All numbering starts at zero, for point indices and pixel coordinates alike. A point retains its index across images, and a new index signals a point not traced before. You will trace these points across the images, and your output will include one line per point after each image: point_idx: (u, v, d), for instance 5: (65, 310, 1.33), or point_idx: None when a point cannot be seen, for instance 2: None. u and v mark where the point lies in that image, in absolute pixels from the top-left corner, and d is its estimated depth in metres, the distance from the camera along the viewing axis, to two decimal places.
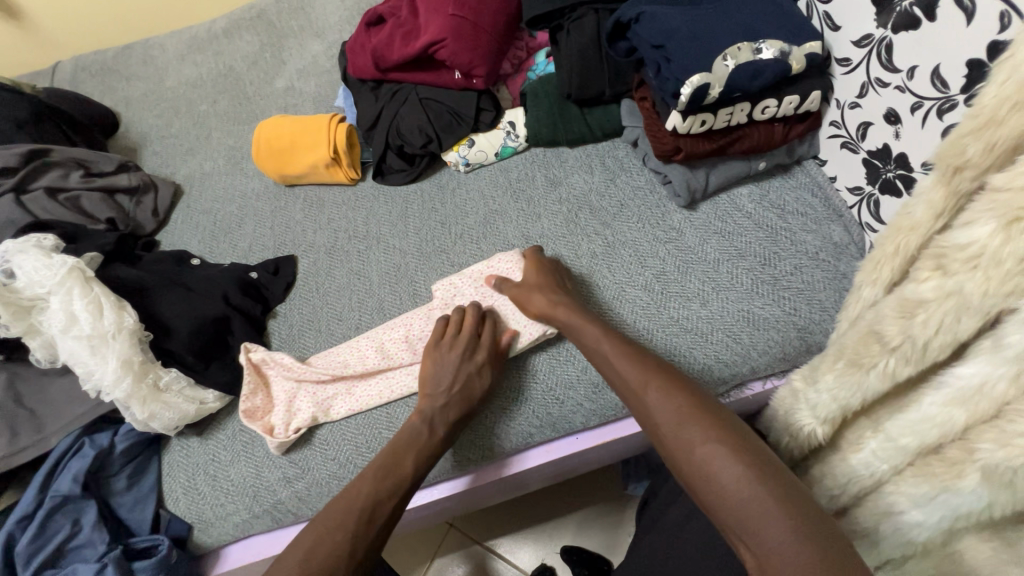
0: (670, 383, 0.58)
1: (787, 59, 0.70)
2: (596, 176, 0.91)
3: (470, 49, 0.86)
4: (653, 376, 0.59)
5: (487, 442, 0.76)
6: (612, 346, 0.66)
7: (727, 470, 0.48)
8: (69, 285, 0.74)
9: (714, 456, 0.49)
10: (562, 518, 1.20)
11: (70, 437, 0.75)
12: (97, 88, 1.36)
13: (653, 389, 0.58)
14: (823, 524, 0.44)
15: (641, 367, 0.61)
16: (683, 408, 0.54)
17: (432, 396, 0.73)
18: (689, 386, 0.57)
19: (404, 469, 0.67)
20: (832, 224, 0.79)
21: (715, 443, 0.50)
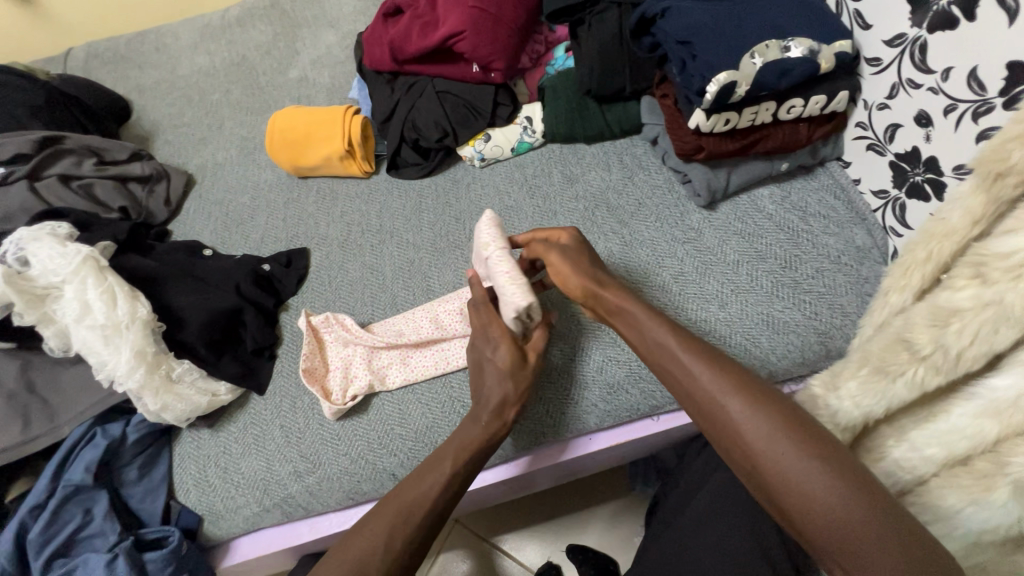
0: (729, 373, 0.53)
1: (816, 58, 0.68)
2: (613, 173, 0.89)
3: (489, 42, 0.85)
4: (716, 378, 0.52)
5: (548, 428, 0.75)
6: (663, 343, 0.58)
7: (820, 488, 0.43)
8: (83, 274, 0.74)
9: (802, 472, 0.45)
10: (568, 517, 1.20)
11: (82, 426, 0.74)
12: (109, 75, 1.35)
13: (712, 381, 0.52)
14: (931, 544, 0.40)
15: (699, 365, 0.54)
16: (755, 417, 0.49)
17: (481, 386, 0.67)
18: (761, 385, 0.51)
19: (456, 462, 0.61)
20: (854, 228, 0.78)
21: (798, 455, 0.46)
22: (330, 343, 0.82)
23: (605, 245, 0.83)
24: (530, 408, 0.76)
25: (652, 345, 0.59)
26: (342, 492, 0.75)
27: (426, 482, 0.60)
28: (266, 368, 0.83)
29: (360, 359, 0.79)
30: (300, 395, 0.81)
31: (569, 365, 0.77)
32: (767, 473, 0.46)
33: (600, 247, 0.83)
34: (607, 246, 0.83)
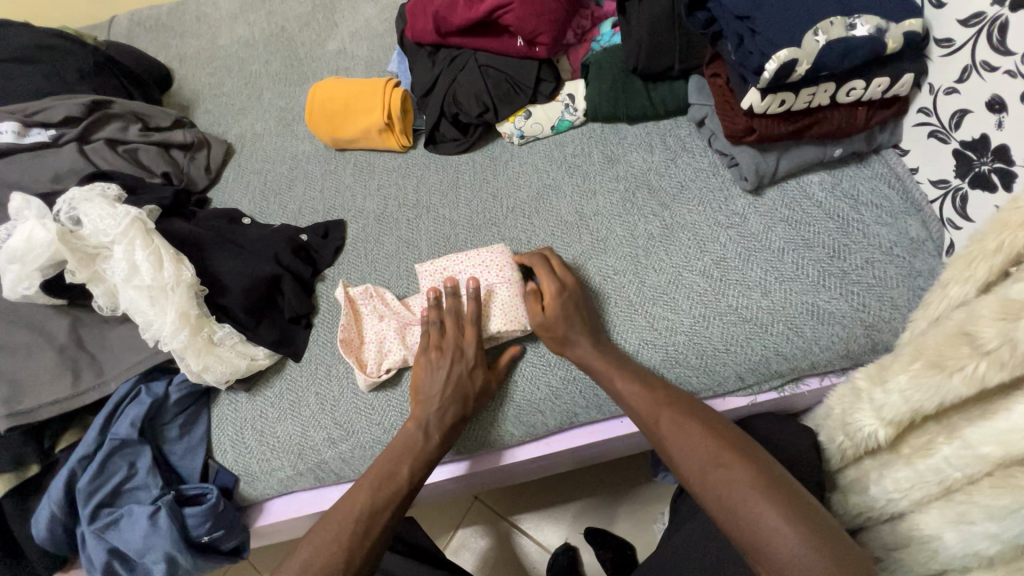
0: (676, 411, 0.64)
1: (883, 37, 0.65)
2: (656, 154, 0.87)
3: (537, 15, 0.83)
4: (665, 406, 0.64)
5: (469, 436, 0.77)
6: (624, 381, 0.68)
7: (743, 490, 0.54)
8: (131, 236, 0.75)
9: (731, 478, 0.55)
10: (586, 501, 1.20)
11: (128, 383, 0.77)
12: (152, 44, 1.37)
13: (665, 416, 0.64)
14: (831, 535, 0.50)
15: (652, 398, 0.66)
16: (696, 437, 0.60)
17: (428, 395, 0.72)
18: (703, 418, 0.62)
19: (401, 477, 0.68)
20: (909, 218, 0.75)
21: (731, 464, 0.56)
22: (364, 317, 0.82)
23: (646, 227, 0.82)
24: (564, 387, 0.76)
25: (614, 383, 0.68)
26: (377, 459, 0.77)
27: (369, 488, 0.67)
28: (301, 336, 0.84)
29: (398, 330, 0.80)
30: (334, 364, 0.82)
31: (504, 375, 0.77)
32: (703, 481, 0.57)
33: (641, 228, 0.82)
34: (648, 228, 0.81)
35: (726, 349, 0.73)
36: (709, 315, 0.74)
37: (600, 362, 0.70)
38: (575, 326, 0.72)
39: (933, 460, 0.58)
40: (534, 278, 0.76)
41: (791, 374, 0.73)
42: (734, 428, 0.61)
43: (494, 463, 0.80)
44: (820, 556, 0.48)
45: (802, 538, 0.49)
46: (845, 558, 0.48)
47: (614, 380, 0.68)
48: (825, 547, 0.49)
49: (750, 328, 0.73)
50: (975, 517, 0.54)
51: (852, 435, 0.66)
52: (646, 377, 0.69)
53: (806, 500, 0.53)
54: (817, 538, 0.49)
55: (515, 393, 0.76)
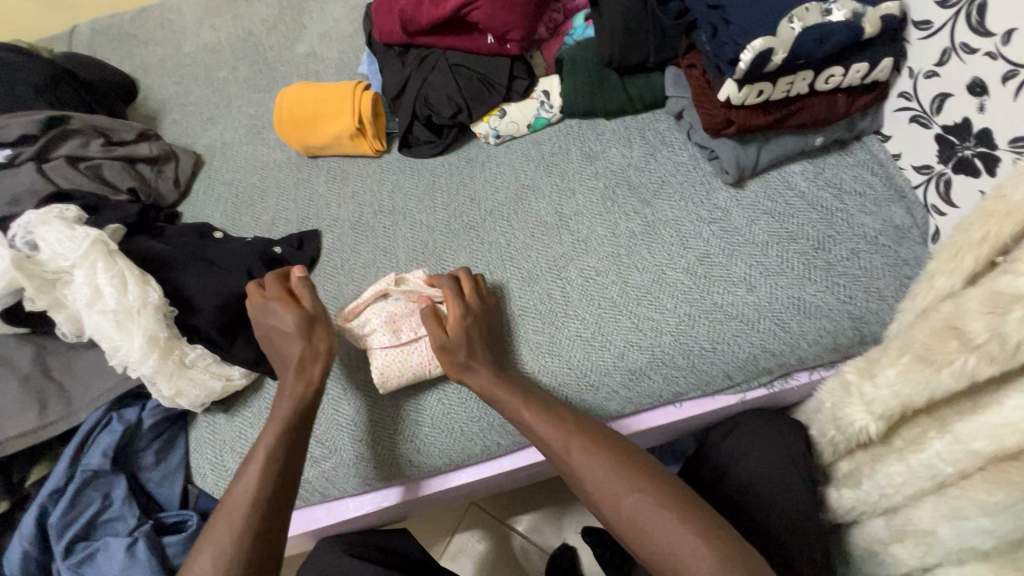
0: (588, 441, 0.63)
1: (861, 21, 0.63)
2: (634, 149, 0.85)
3: (505, 11, 0.81)
4: (574, 438, 0.63)
5: (404, 455, 0.75)
6: (534, 410, 0.66)
7: (657, 517, 0.56)
8: (93, 258, 0.72)
9: (643, 508, 0.57)
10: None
11: (99, 411, 0.74)
12: (115, 53, 1.33)
13: (574, 448, 0.63)
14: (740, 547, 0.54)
15: (561, 430, 0.64)
16: (609, 466, 0.61)
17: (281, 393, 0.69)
18: (610, 441, 0.63)
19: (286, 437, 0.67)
20: (893, 206, 0.73)
21: (643, 492, 0.58)
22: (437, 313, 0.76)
23: (627, 226, 0.80)
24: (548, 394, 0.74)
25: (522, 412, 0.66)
26: (360, 477, 0.75)
27: (261, 455, 0.66)
28: None
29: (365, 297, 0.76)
30: None
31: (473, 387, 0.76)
32: (619, 512, 0.59)
33: (621, 227, 0.80)
34: (629, 226, 0.79)
35: (712, 348, 0.71)
36: (692, 315, 0.72)
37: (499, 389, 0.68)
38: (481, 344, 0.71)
39: (925, 455, 0.57)
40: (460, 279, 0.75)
41: (779, 370, 0.72)
42: (642, 454, 0.63)
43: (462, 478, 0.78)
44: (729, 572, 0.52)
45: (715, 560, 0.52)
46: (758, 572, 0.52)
47: (523, 414, 0.66)
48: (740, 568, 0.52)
49: (736, 325, 0.71)
50: (970, 512, 0.53)
51: (843, 429, 0.65)
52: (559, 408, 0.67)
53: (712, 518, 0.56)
54: (735, 555, 0.53)
55: (459, 413, 0.75)
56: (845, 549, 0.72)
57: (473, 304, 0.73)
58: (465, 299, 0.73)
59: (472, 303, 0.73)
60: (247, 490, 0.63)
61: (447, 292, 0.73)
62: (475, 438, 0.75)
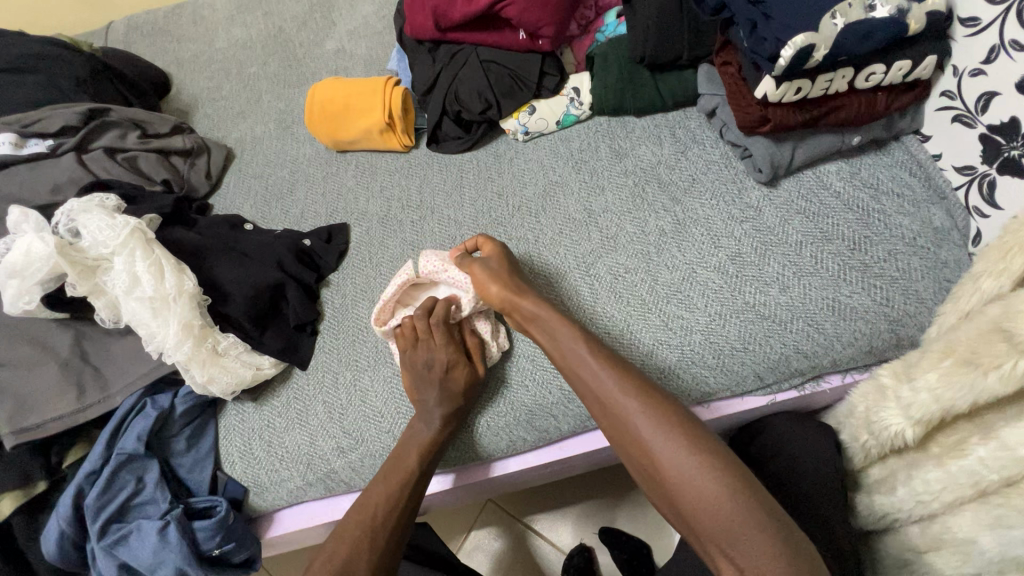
0: (647, 398, 0.59)
1: (905, 17, 0.62)
2: (665, 147, 0.85)
3: (539, 7, 0.80)
4: (620, 386, 0.60)
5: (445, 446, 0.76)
6: (586, 362, 0.63)
7: (703, 478, 0.53)
8: (131, 246, 0.73)
9: (698, 476, 0.54)
10: (599, 502, 1.18)
11: (134, 396, 0.76)
12: (150, 49, 1.36)
13: (632, 400, 0.59)
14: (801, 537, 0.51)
15: (610, 378, 0.61)
16: (660, 425, 0.57)
17: (421, 403, 0.71)
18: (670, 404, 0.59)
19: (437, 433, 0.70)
20: (932, 207, 0.72)
21: (700, 461, 0.55)
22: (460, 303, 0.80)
23: (657, 224, 0.79)
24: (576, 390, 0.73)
25: (566, 355, 0.65)
26: None
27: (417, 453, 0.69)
28: (307, 343, 0.83)
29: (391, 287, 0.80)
30: (342, 371, 0.81)
31: (503, 386, 0.76)
32: (666, 471, 0.55)
33: (651, 225, 0.79)
34: (659, 224, 0.79)
35: (743, 348, 0.70)
36: (723, 314, 0.72)
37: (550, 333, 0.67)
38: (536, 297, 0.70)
39: (967, 461, 0.55)
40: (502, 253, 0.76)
41: (812, 372, 0.71)
42: (695, 418, 0.59)
43: (487, 474, 0.78)
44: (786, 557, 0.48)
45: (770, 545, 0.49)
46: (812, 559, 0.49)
47: (575, 365, 0.63)
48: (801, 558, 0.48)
49: (768, 325, 0.70)
50: (1014, 521, 0.51)
51: (878, 433, 0.64)
52: (611, 355, 0.64)
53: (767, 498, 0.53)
54: (787, 537, 0.50)
55: (488, 417, 0.75)
56: (876, 556, 0.70)
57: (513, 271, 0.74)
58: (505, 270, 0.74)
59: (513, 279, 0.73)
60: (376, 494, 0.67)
61: (487, 269, 0.73)
62: (502, 439, 0.75)
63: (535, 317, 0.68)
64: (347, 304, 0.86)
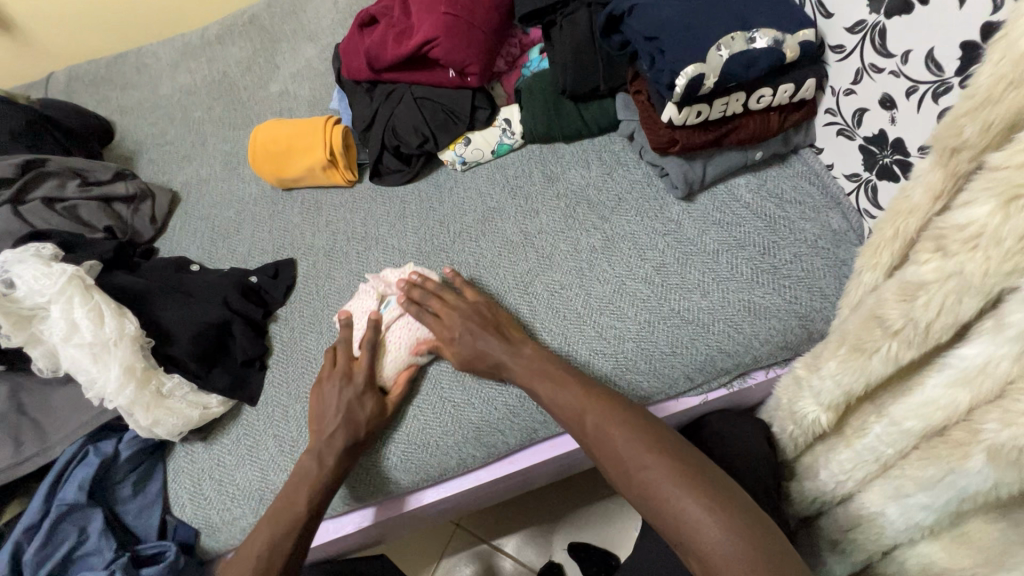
0: (602, 412, 0.65)
1: (781, 47, 0.69)
2: (593, 170, 0.91)
3: (464, 47, 0.85)
4: (578, 402, 0.66)
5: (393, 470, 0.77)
6: (546, 385, 0.69)
7: (657, 480, 0.57)
8: (70, 293, 0.73)
9: (654, 476, 0.58)
10: (536, 527, 1.20)
11: (75, 445, 0.75)
12: (92, 98, 1.38)
13: (590, 417, 0.65)
14: (761, 524, 0.52)
15: (576, 399, 0.67)
16: (619, 438, 0.62)
17: (318, 432, 0.73)
18: (628, 413, 0.64)
19: (326, 467, 0.70)
20: (830, 212, 0.79)
21: (655, 461, 0.59)
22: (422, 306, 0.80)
23: (587, 241, 0.84)
24: (521, 404, 0.76)
25: (537, 389, 0.70)
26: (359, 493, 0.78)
27: (307, 490, 0.69)
28: (256, 379, 0.84)
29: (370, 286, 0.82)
30: (291, 404, 0.81)
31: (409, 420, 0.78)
32: (631, 479, 0.59)
33: (583, 243, 0.84)
34: (589, 242, 0.84)
35: (672, 352, 0.75)
36: (652, 321, 0.77)
37: (521, 372, 0.71)
38: (491, 340, 0.74)
39: (868, 439, 0.60)
40: (431, 300, 0.79)
41: (736, 369, 0.76)
42: (654, 422, 0.63)
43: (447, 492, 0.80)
44: (738, 541, 0.51)
45: (724, 531, 0.52)
46: (764, 539, 0.51)
47: (537, 389, 0.69)
48: (753, 541, 0.51)
49: (693, 329, 0.76)
50: (911, 490, 0.56)
51: (798, 420, 0.70)
52: (569, 376, 0.70)
53: (723, 489, 0.56)
54: (742, 521, 0.53)
55: (391, 461, 0.77)
56: (813, 539, 0.75)
57: (451, 319, 0.76)
58: (442, 317, 0.77)
59: (452, 321, 0.76)
60: (261, 541, 0.65)
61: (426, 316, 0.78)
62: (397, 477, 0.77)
63: (494, 360, 0.73)
64: (296, 336, 0.88)
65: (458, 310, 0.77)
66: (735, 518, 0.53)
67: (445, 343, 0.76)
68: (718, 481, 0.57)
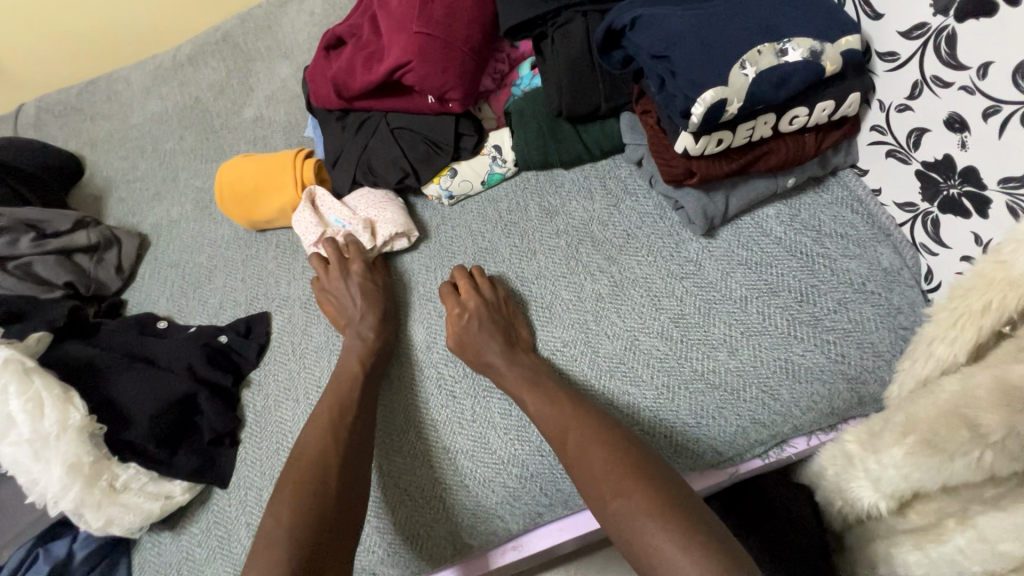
0: (585, 431, 0.60)
1: (819, 59, 0.57)
2: (597, 202, 0.79)
3: (442, 70, 0.74)
4: (561, 418, 0.62)
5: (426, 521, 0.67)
6: (533, 396, 0.65)
7: (634, 513, 0.52)
8: (4, 381, 0.66)
9: (630, 507, 0.53)
10: None
11: (22, 549, 0.68)
12: (61, 131, 1.29)
13: (572, 435, 0.60)
14: (742, 563, 0.47)
15: (560, 416, 0.62)
16: (600, 463, 0.57)
17: (346, 320, 0.77)
18: (610, 433, 0.59)
19: (356, 320, 0.76)
20: (878, 246, 0.67)
21: (634, 489, 0.54)
22: (382, 190, 0.86)
23: (593, 288, 0.73)
24: (521, 487, 0.66)
25: (524, 398, 0.66)
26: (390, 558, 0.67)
27: (353, 345, 0.74)
28: (227, 457, 0.74)
29: (335, 232, 0.85)
30: (265, 487, 0.72)
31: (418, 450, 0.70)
32: (607, 509, 0.55)
33: (588, 290, 0.73)
34: (595, 288, 0.73)
35: (696, 422, 0.64)
36: (672, 385, 0.66)
37: (512, 378, 0.68)
38: (491, 339, 0.70)
39: (945, 548, 0.49)
40: (460, 281, 0.77)
41: (774, 441, 0.65)
42: (640, 447, 0.58)
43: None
44: None
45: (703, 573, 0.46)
46: None
47: (524, 403, 0.65)
48: None
49: (721, 395, 0.64)
50: None
51: (849, 502, 0.59)
52: (558, 389, 0.65)
53: (703, 522, 0.50)
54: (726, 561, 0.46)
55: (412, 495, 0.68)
56: None
57: (469, 301, 0.74)
58: (462, 298, 0.75)
59: (470, 302, 0.73)
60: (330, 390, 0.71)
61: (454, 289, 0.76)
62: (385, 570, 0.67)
63: (491, 365, 0.69)
64: (270, 404, 0.78)
65: (480, 294, 0.74)
66: (715, 557, 0.47)
67: (455, 324, 0.73)
68: (698, 512, 0.51)
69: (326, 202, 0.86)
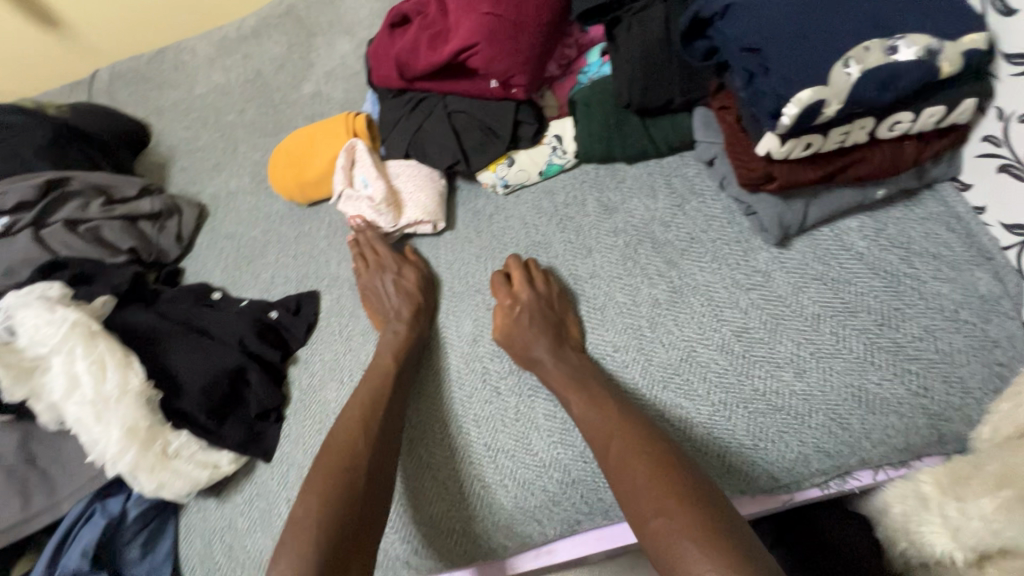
0: (630, 441, 0.57)
1: (936, 59, 0.51)
2: (660, 201, 0.75)
3: (508, 55, 0.71)
4: (605, 425, 0.60)
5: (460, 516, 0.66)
6: (579, 399, 0.63)
7: (676, 535, 0.49)
8: (71, 343, 0.69)
9: (671, 528, 0.50)
10: None
11: (82, 503, 0.73)
12: (130, 98, 1.33)
13: (615, 443, 0.58)
14: None
15: (605, 423, 0.60)
16: (643, 477, 0.54)
17: (382, 311, 0.77)
18: (655, 446, 0.56)
19: (390, 305, 0.76)
20: (976, 270, 0.61)
21: (677, 509, 0.51)
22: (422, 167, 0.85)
23: (649, 292, 0.70)
24: (561, 492, 0.65)
25: (570, 399, 0.64)
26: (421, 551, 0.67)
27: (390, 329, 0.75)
28: (273, 433, 0.75)
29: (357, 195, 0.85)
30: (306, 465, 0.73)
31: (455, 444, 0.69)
32: (646, 526, 0.52)
33: (644, 294, 0.70)
34: (652, 293, 0.69)
35: (752, 443, 0.60)
36: (729, 402, 0.62)
37: (557, 379, 0.66)
38: (540, 335, 0.68)
39: None
40: (512, 274, 0.75)
41: (836, 471, 0.60)
42: (686, 463, 0.55)
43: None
44: None
45: None
46: None
47: (569, 406, 0.63)
48: None
49: (782, 419, 0.60)
50: None
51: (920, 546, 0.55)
52: (605, 395, 0.63)
53: (749, 554, 0.47)
54: None
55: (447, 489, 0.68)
56: None
57: (521, 294, 0.72)
58: (514, 291, 0.73)
59: (523, 296, 0.71)
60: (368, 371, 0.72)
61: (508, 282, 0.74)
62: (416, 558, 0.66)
63: (540, 361, 0.68)
64: (315, 383, 0.78)
65: (533, 289, 0.72)
66: None
67: (506, 317, 0.72)
68: (744, 543, 0.48)
69: (359, 160, 0.85)
